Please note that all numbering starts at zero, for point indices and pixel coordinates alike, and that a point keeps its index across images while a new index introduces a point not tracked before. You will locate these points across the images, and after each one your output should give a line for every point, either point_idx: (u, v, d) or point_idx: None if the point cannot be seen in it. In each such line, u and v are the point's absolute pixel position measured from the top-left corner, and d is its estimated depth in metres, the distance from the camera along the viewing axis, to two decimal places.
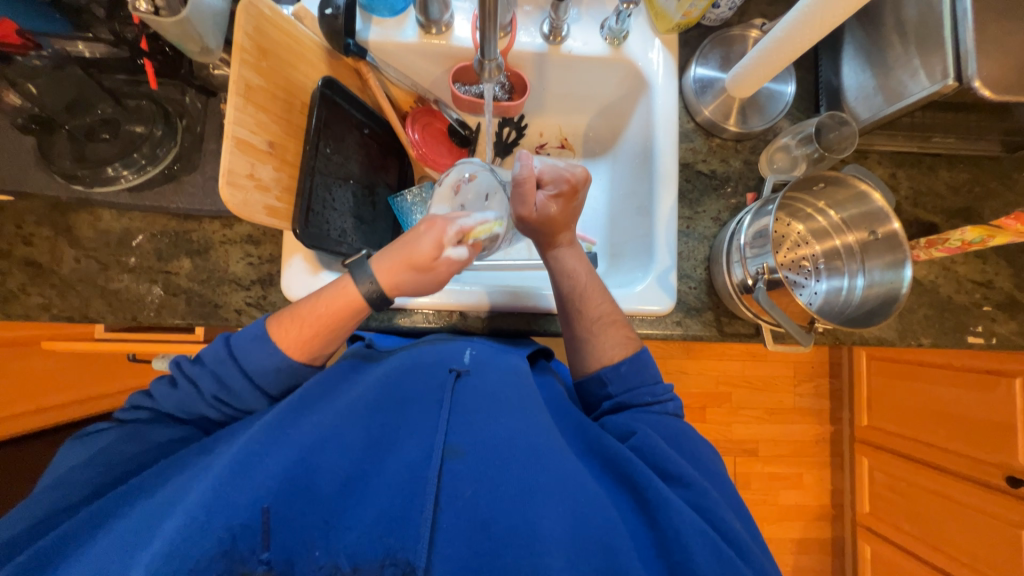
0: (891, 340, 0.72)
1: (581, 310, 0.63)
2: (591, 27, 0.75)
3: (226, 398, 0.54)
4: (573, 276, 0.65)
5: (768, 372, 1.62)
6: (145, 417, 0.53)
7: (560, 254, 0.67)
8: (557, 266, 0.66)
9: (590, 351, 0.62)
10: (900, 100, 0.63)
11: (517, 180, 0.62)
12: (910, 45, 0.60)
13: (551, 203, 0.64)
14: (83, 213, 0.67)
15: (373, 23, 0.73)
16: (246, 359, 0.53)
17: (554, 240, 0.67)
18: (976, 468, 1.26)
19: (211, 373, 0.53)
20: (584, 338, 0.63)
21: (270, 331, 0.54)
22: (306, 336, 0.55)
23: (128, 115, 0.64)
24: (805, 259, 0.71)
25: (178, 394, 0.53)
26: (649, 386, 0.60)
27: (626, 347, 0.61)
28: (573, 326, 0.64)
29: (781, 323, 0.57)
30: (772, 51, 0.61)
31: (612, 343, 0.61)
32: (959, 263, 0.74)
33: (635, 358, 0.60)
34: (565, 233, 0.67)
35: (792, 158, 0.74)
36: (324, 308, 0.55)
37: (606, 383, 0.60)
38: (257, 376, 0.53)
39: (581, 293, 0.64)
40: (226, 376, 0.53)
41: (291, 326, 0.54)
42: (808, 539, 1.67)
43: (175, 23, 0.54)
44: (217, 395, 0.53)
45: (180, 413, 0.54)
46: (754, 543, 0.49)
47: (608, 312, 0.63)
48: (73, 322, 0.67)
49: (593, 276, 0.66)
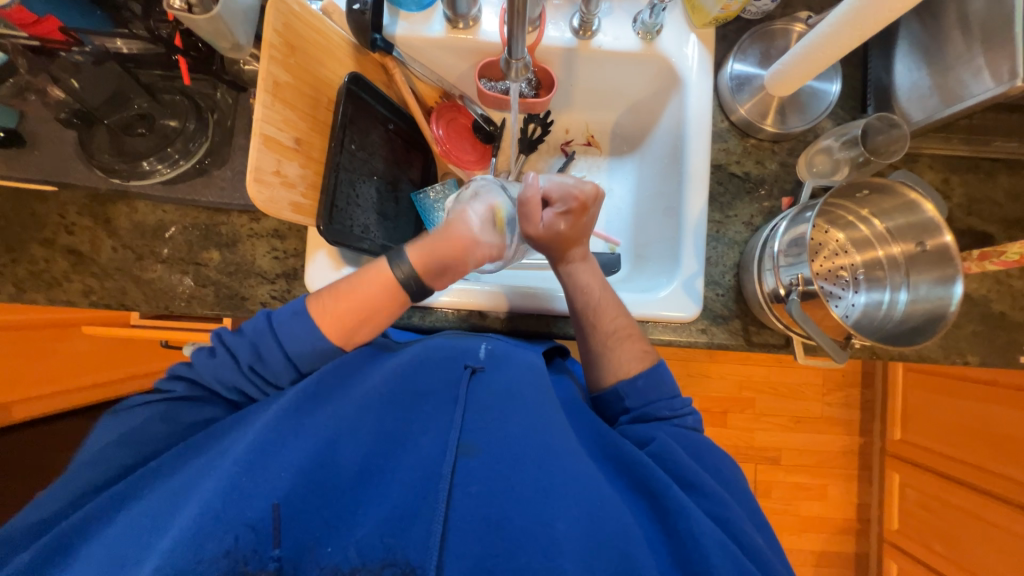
0: (933, 357, 0.68)
1: (595, 324, 0.62)
2: (623, 21, 0.72)
3: (260, 370, 0.54)
4: (587, 291, 0.64)
5: (795, 379, 1.56)
6: (183, 391, 0.54)
7: (575, 270, 0.65)
8: (572, 282, 0.65)
9: (605, 367, 0.61)
10: (959, 102, 0.58)
11: (522, 200, 0.63)
12: (974, 42, 0.55)
13: (559, 220, 0.64)
14: (121, 205, 0.70)
15: (401, 17, 0.72)
16: (284, 335, 0.53)
17: (566, 255, 0.66)
18: (1023, 493, 1.19)
19: (250, 345, 0.53)
20: (597, 355, 0.61)
21: (313, 316, 0.54)
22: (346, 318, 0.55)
23: (162, 110, 0.66)
24: (844, 269, 0.67)
25: (211, 366, 0.54)
26: (667, 400, 0.58)
27: (642, 361, 0.59)
28: (587, 340, 0.62)
29: (814, 337, 0.55)
30: (817, 48, 0.57)
31: (629, 357, 0.60)
32: (1016, 277, 0.69)
33: (654, 371, 0.59)
34: (574, 244, 0.65)
35: (834, 160, 0.70)
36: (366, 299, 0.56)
37: (623, 397, 0.59)
38: (283, 355, 0.53)
39: (594, 308, 0.63)
40: (265, 353, 0.53)
41: (333, 315, 0.54)
42: (831, 553, 1.61)
43: (208, 20, 0.54)
44: (253, 366, 0.53)
45: (215, 383, 0.54)
46: (772, 556, 0.48)
47: (623, 327, 0.62)
48: (111, 309, 0.70)
49: (604, 296, 0.63)
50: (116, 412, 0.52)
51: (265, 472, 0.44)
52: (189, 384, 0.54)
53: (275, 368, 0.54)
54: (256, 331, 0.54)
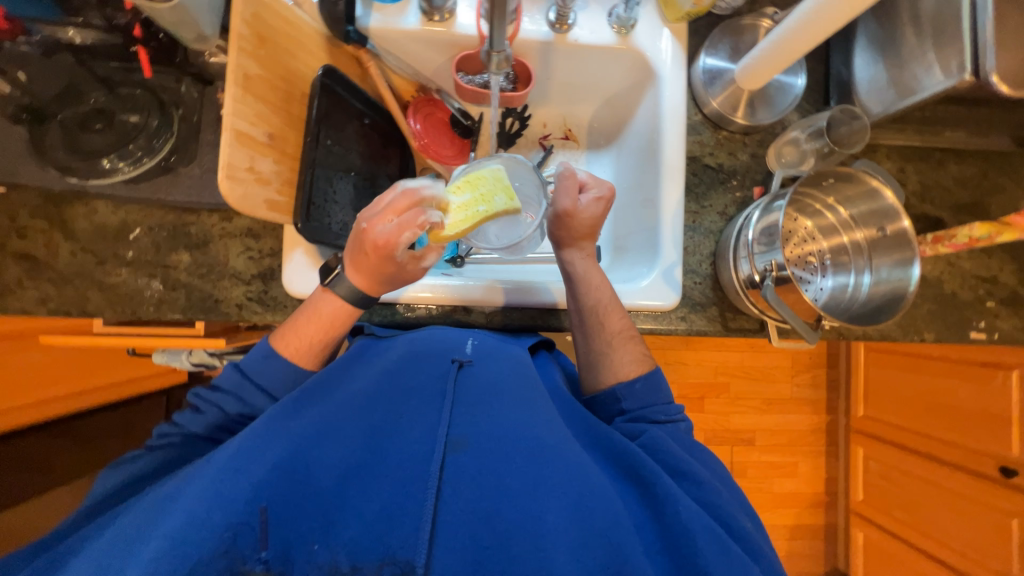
0: (893, 335, 0.73)
1: (602, 323, 0.63)
2: (598, 15, 0.73)
3: (246, 413, 0.55)
4: (599, 290, 0.64)
5: (766, 363, 1.63)
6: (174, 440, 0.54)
7: (583, 266, 0.65)
8: (582, 278, 0.64)
9: (604, 367, 0.62)
10: (913, 95, 0.61)
11: (561, 175, 0.63)
12: (926, 38, 0.59)
13: (594, 205, 0.63)
14: (78, 206, 0.66)
15: (374, 9, 0.70)
16: (260, 378, 0.55)
17: (575, 244, 0.65)
18: (972, 459, 1.28)
19: (232, 397, 0.55)
20: (604, 353, 0.62)
21: (275, 345, 0.56)
22: (313, 347, 0.57)
23: (121, 104, 0.63)
24: (812, 255, 0.71)
25: (197, 421, 0.54)
26: (663, 405, 0.60)
27: (642, 365, 0.61)
28: (591, 339, 0.63)
29: (788, 320, 0.57)
30: (785, 42, 0.59)
31: (630, 359, 0.61)
32: (965, 259, 0.74)
33: (650, 376, 0.60)
34: (590, 241, 0.65)
35: (801, 152, 0.73)
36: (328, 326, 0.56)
37: (620, 399, 0.60)
38: (267, 396, 0.55)
39: (603, 308, 0.63)
40: (247, 398, 0.55)
41: (302, 343, 0.56)
42: (802, 526, 1.70)
43: (169, 9, 0.52)
44: (241, 413, 0.55)
45: (208, 433, 0.54)
46: (760, 538, 0.51)
47: (627, 328, 0.63)
48: (72, 317, 0.66)
49: (613, 299, 0.64)
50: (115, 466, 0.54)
51: (248, 475, 0.43)
52: (182, 435, 0.54)
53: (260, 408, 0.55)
54: (232, 383, 0.55)
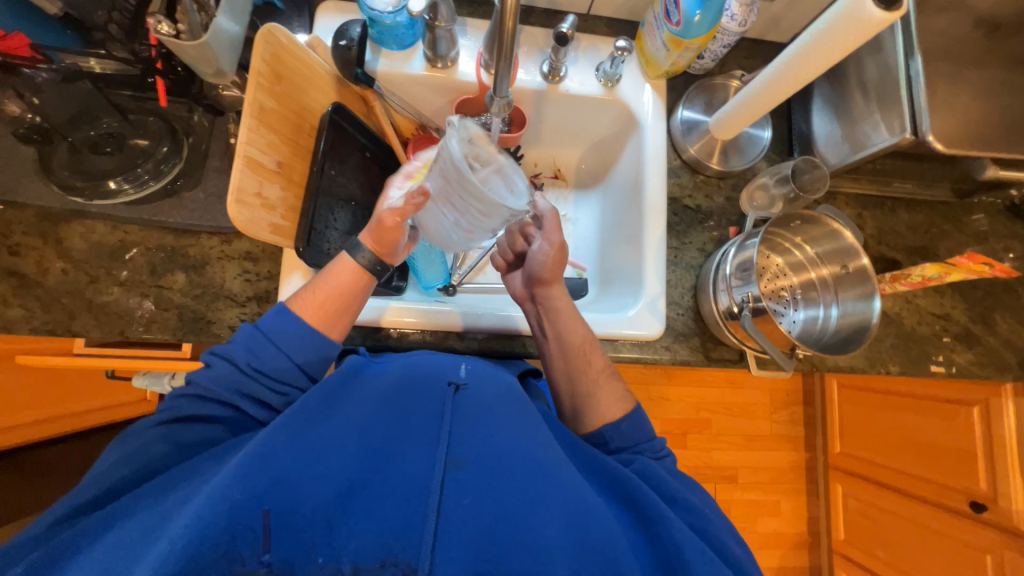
0: (861, 367, 0.77)
1: (587, 362, 0.63)
2: (587, 69, 0.80)
3: (261, 370, 0.54)
4: (578, 329, 0.65)
5: (745, 399, 1.66)
6: (192, 412, 0.52)
7: (560, 302, 0.65)
8: (559, 315, 0.65)
9: (592, 408, 0.61)
10: (864, 149, 0.69)
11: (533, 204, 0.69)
12: (872, 101, 0.67)
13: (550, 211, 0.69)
14: (75, 225, 0.66)
15: (382, 54, 0.76)
16: (279, 337, 0.55)
17: (548, 282, 0.66)
18: (943, 494, 1.30)
19: (245, 348, 0.54)
20: (589, 394, 0.62)
21: (291, 305, 0.57)
22: (325, 308, 0.58)
23: (132, 129, 0.65)
24: (784, 289, 0.76)
25: (212, 376, 0.53)
26: (648, 444, 0.60)
27: (622, 404, 0.61)
28: (576, 379, 0.63)
29: (766, 348, 0.61)
30: (751, 101, 0.67)
31: (612, 398, 0.61)
32: (920, 297, 0.81)
33: (633, 414, 0.60)
34: (560, 281, 0.67)
35: (770, 196, 0.79)
36: (342, 284, 0.59)
37: (607, 440, 0.60)
38: (283, 356, 0.55)
39: (586, 346, 0.64)
40: (263, 355, 0.54)
41: (313, 299, 0.58)
42: (787, 567, 1.68)
43: (195, 46, 0.55)
44: (254, 367, 0.54)
45: (221, 392, 0.52)
46: (747, 559, 0.52)
47: (608, 366, 0.64)
48: (55, 336, 0.65)
49: (588, 336, 0.64)
50: (119, 439, 0.51)
51: (250, 485, 0.42)
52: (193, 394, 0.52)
53: (277, 371, 0.54)
54: (249, 338, 0.55)
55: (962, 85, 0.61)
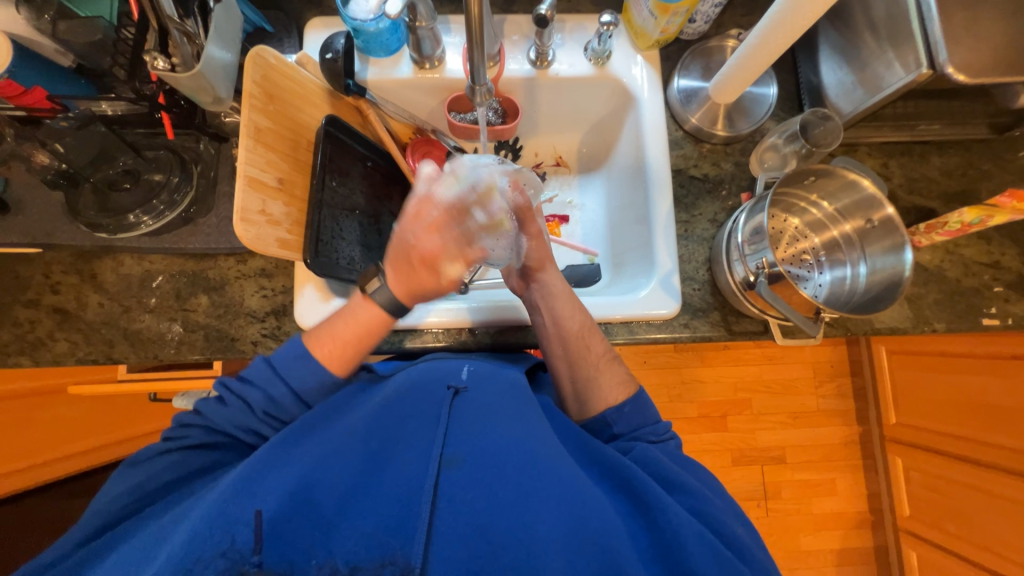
0: (903, 328, 0.72)
1: (586, 347, 0.62)
2: (575, 50, 0.79)
3: (274, 413, 0.56)
4: (579, 313, 0.64)
5: (785, 375, 1.59)
6: (198, 439, 0.55)
7: (551, 284, 0.66)
8: (551, 300, 0.64)
9: (593, 395, 0.60)
10: (880, 91, 0.64)
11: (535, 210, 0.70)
12: (882, 40, 0.62)
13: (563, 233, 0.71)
14: (107, 260, 0.71)
15: (371, 63, 0.78)
16: (292, 377, 0.55)
17: (540, 266, 0.67)
18: (1015, 459, 1.19)
19: (261, 392, 0.55)
20: (590, 378, 0.61)
21: (310, 347, 0.56)
22: (346, 352, 0.57)
23: (146, 165, 0.68)
24: (806, 253, 0.72)
25: (225, 415, 0.55)
26: (652, 425, 0.59)
27: (624, 389, 0.60)
28: (575, 366, 0.62)
29: (788, 316, 0.58)
30: (749, 58, 0.64)
31: (615, 382, 0.61)
32: (963, 246, 0.74)
33: (636, 398, 0.59)
34: (553, 266, 0.68)
35: (782, 155, 0.74)
36: (363, 327, 0.57)
37: (610, 423, 0.59)
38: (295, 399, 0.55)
39: (584, 331, 0.63)
40: (274, 394, 0.55)
41: (334, 346, 0.56)
42: (851, 548, 1.59)
43: (190, 77, 0.58)
44: (267, 410, 0.55)
45: (233, 428, 0.55)
46: (756, 546, 0.49)
47: (608, 353, 0.63)
48: (97, 364, 0.69)
49: (584, 322, 0.63)
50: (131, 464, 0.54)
51: (251, 497, 0.44)
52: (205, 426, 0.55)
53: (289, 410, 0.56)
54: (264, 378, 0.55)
55: (982, 8, 0.56)
